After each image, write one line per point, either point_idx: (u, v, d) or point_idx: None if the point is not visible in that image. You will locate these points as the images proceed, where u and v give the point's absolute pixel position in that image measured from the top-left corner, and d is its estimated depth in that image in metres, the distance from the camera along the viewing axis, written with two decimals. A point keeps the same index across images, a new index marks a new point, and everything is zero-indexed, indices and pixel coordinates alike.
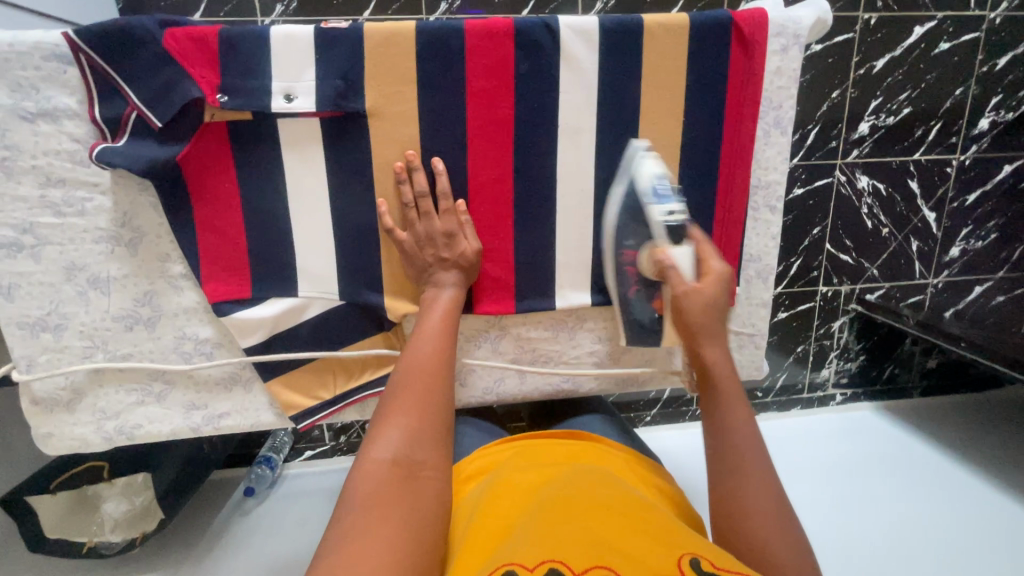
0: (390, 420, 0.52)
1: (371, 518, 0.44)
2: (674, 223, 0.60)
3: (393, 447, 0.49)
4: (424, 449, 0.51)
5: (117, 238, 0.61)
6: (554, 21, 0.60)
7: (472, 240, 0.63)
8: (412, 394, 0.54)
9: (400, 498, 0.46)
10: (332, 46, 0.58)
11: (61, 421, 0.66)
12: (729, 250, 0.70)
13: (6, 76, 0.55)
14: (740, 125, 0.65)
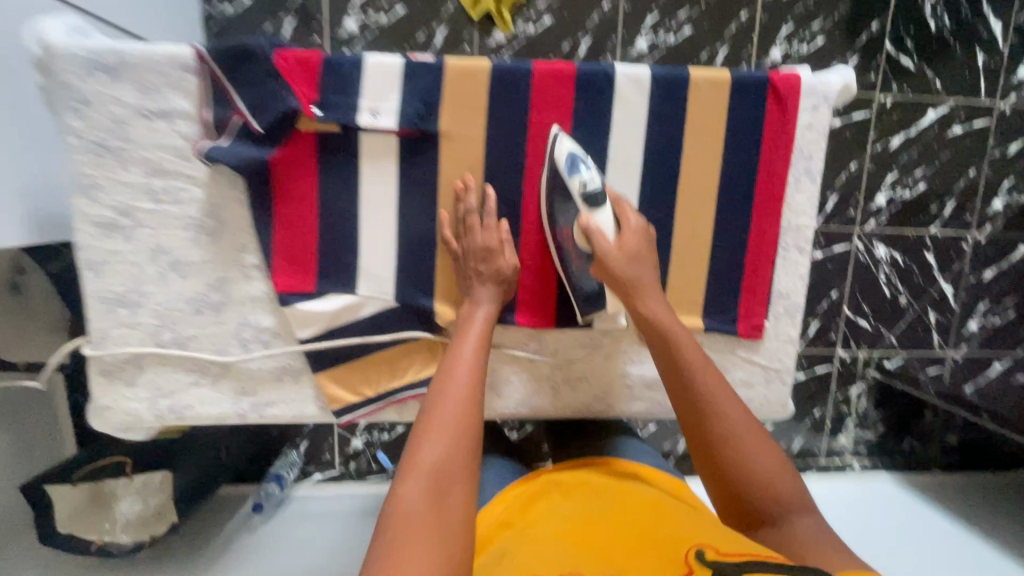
0: (428, 444, 0.55)
1: (429, 541, 0.49)
2: (592, 188, 0.63)
3: (439, 473, 0.54)
4: (457, 467, 0.55)
5: (203, 227, 0.67)
6: (612, 68, 0.68)
7: (509, 258, 0.67)
8: (448, 415, 0.58)
9: (435, 517, 0.51)
10: (416, 74, 0.66)
11: (120, 395, 0.70)
12: (758, 285, 0.75)
13: (137, 79, 0.63)
14: (773, 171, 0.72)
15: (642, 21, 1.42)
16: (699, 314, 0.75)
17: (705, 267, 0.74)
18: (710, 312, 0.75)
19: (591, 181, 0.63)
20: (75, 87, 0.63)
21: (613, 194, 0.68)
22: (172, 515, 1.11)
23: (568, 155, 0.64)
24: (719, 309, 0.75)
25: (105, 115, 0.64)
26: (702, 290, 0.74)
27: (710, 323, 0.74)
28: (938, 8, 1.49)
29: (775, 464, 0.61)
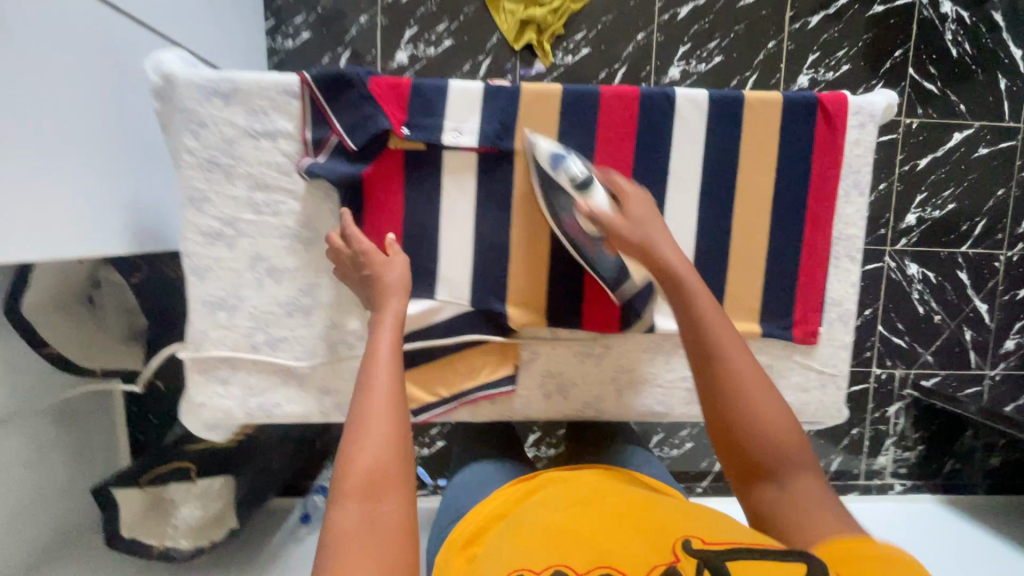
0: (358, 434, 0.51)
1: (360, 556, 0.45)
2: (582, 176, 0.67)
3: (369, 466, 0.49)
4: (383, 456, 0.50)
5: (299, 236, 0.73)
6: (673, 91, 0.74)
7: (382, 269, 0.65)
8: (377, 401, 0.53)
9: (367, 520, 0.47)
10: (494, 97, 0.72)
11: (214, 393, 0.75)
12: (812, 292, 0.78)
13: (247, 103, 0.70)
14: (824, 183, 0.76)
15: (675, 50, 1.51)
16: (756, 319, 0.79)
17: (761, 274, 0.78)
18: (767, 318, 0.79)
19: (579, 170, 0.67)
20: (192, 111, 0.70)
21: (601, 173, 0.71)
22: (231, 519, 1.16)
23: (547, 152, 0.69)
24: (775, 314, 0.79)
25: (217, 135, 0.71)
26: (758, 296, 0.78)
27: (766, 328, 0.78)
28: (958, 37, 1.56)
29: (789, 422, 0.56)
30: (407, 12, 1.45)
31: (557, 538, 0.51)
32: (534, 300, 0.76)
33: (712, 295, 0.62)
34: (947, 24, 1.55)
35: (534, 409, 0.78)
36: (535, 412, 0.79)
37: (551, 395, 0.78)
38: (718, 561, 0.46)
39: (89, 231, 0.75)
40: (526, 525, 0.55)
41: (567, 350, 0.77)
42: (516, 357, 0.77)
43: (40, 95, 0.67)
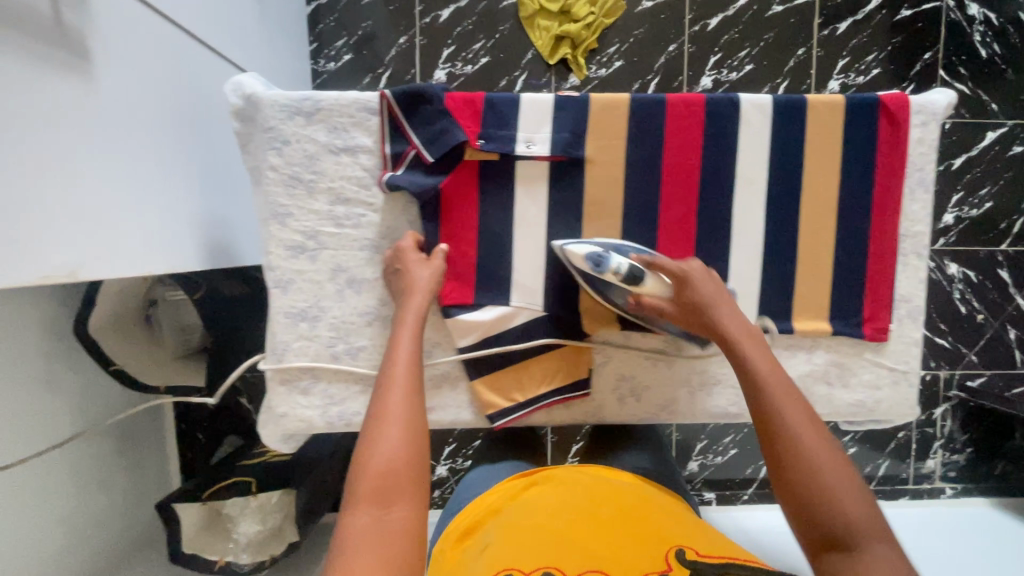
0: (379, 437, 0.58)
1: (372, 537, 0.52)
2: (625, 270, 0.68)
3: (384, 466, 0.56)
4: (395, 451, 0.57)
5: (377, 248, 0.75)
6: (737, 97, 0.76)
7: (428, 271, 0.71)
8: (394, 408, 0.60)
9: (384, 506, 0.54)
10: (564, 108, 0.74)
11: (295, 403, 0.76)
12: (883, 289, 0.79)
13: (328, 121, 0.73)
14: (890, 182, 0.77)
15: (705, 60, 1.54)
16: (826, 318, 0.79)
17: (830, 273, 0.78)
18: (836, 317, 0.79)
19: (621, 266, 0.68)
20: (276, 129, 0.73)
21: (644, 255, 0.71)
22: (289, 534, 1.18)
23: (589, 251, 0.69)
24: (845, 313, 0.79)
25: (300, 152, 0.73)
26: (828, 295, 0.79)
27: (837, 326, 0.78)
28: (987, 38, 1.58)
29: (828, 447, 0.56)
30: (444, 33, 1.50)
31: (552, 544, 0.61)
32: (606, 304, 0.77)
33: (775, 360, 0.64)
34: (975, 26, 1.57)
35: (608, 413, 0.79)
36: (609, 415, 0.79)
37: (624, 398, 0.79)
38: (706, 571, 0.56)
39: (172, 247, 0.78)
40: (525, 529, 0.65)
41: (639, 353, 0.78)
42: (589, 361, 0.78)
43: (128, 122, 0.71)
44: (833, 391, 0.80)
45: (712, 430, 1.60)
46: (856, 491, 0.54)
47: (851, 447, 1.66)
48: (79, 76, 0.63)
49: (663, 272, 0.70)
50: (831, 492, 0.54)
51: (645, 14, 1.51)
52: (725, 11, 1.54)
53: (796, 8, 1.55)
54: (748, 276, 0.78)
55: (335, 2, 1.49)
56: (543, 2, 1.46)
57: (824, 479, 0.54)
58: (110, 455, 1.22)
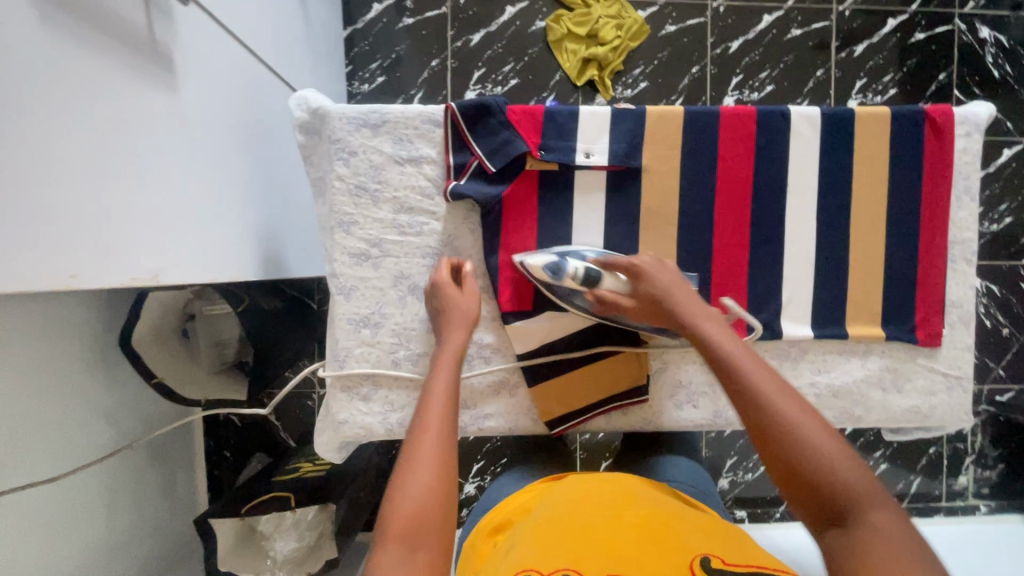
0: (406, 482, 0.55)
1: None
2: (583, 270, 0.70)
3: (414, 512, 0.53)
4: (423, 497, 0.54)
5: (439, 255, 0.77)
6: (787, 109, 0.78)
7: (473, 305, 0.72)
8: (426, 453, 0.57)
9: (405, 551, 0.51)
10: (621, 119, 0.77)
11: (356, 409, 0.77)
12: (935, 295, 0.80)
13: (394, 133, 0.76)
14: (937, 190, 0.79)
15: (728, 81, 1.59)
16: (879, 324, 0.80)
17: (882, 280, 0.80)
18: (889, 322, 0.80)
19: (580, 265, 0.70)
20: (342, 141, 0.75)
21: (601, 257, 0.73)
22: (325, 552, 1.16)
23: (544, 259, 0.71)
24: (898, 318, 0.80)
25: (366, 162, 0.76)
26: (880, 301, 0.80)
27: (891, 331, 0.79)
28: (998, 59, 1.64)
29: (811, 418, 0.54)
30: (476, 55, 1.56)
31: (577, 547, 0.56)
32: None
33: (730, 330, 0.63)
34: (987, 48, 1.63)
35: (664, 419, 0.79)
36: (666, 422, 0.79)
37: (681, 404, 0.79)
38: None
39: (237, 255, 0.80)
40: (547, 525, 0.61)
41: (696, 359, 0.79)
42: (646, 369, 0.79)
43: (203, 134, 0.73)
44: (889, 396, 0.81)
45: (743, 446, 1.59)
46: (846, 457, 0.51)
47: (883, 464, 1.66)
48: (165, 89, 0.66)
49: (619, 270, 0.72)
50: (826, 459, 0.51)
51: (668, 37, 1.57)
52: (746, 34, 1.59)
53: (814, 31, 1.60)
54: (800, 282, 0.79)
55: (370, 27, 1.54)
56: (571, 27, 1.51)
57: (804, 442, 0.52)
58: (145, 470, 1.21)
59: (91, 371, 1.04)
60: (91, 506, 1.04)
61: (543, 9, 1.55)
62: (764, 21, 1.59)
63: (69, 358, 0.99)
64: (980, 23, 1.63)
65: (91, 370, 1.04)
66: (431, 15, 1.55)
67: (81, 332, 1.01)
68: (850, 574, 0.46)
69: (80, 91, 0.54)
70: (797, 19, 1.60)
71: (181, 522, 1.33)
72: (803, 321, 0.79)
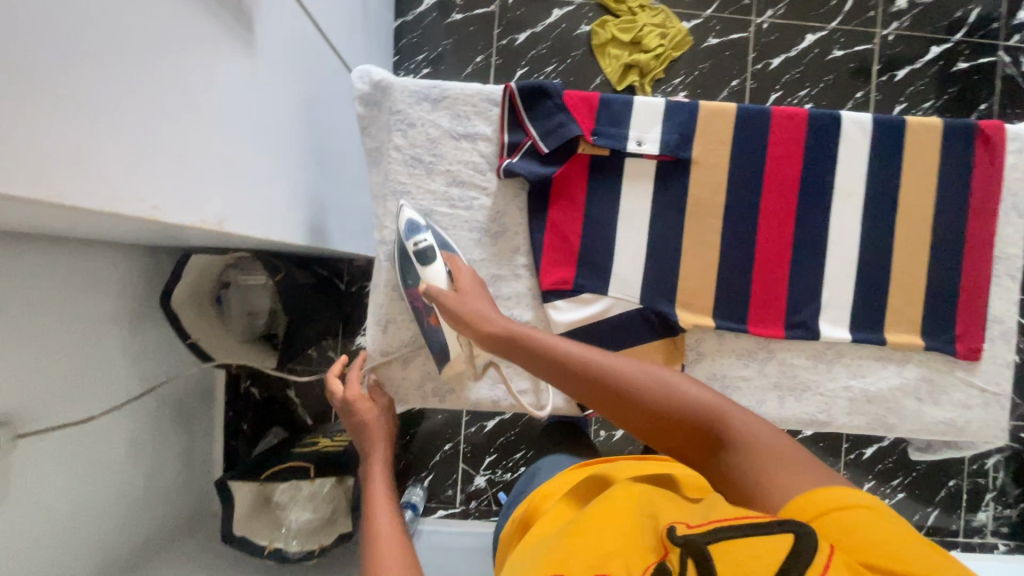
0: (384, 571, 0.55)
1: None
2: (422, 247, 0.72)
3: None
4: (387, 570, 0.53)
5: (486, 231, 0.79)
6: (838, 113, 0.79)
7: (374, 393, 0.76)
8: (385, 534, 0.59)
9: None
10: (675, 111, 0.78)
11: (392, 374, 0.78)
12: (977, 308, 0.79)
13: (453, 108, 0.78)
14: (984, 203, 0.79)
15: (767, 97, 1.61)
16: (918, 333, 0.80)
17: (924, 288, 0.80)
18: (928, 332, 0.80)
19: (425, 242, 0.72)
20: (403, 113, 0.78)
21: (448, 253, 0.74)
22: (338, 527, 1.15)
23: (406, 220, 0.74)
24: (938, 329, 0.80)
25: (424, 135, 0.78)
26: (921, 310, 0.79)
27: (930, 341, 0.79)
28: None
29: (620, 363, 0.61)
30: (520, 54, 1.59)
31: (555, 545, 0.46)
32: (701, 300, 0.79)
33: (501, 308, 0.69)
34: None
35: None
36: None
37: None
38: (703, 543, 0.38)
39: (286, 218, 0.82)
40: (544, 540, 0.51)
41: (731, 353, 0.79)
42: (681, 357, 0.79)
43: (269, 96, 0.76)
44: (924, 406, 0.80)
45: None
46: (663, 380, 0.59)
47: (899, 493, 1.63)
48: (242, 48, 0.68)
49: (454, 264, 0.72)
50: (658, 391, 0.58)
51: (710, 50, 1.60)
52: (787, 52, 1.61)
53: (856, 54, 1.61)
54: (841, 285, 0.80)
55: (420, 19, 1.58)
56: (616, 33, 1.54)
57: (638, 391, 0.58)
58: (167, 430, 1.23)
59: (128, 326, 1.07)
60: (115, 457, 1.06)
61: (589, 14, 1.58)
62: (807, 40, 1.61)
63: (110, 310, 1.02)
64: None
65: (128, 326, 1.07)
66: (480, 12, 1.59)
67: (122, 286, 1.04)
68: (750, 474, 0.50)
69: (173, 37, 0.57)
70: (840, 40, 1.61)
71: (194, 487, 1.34)
72: (841, 323, 0.79)
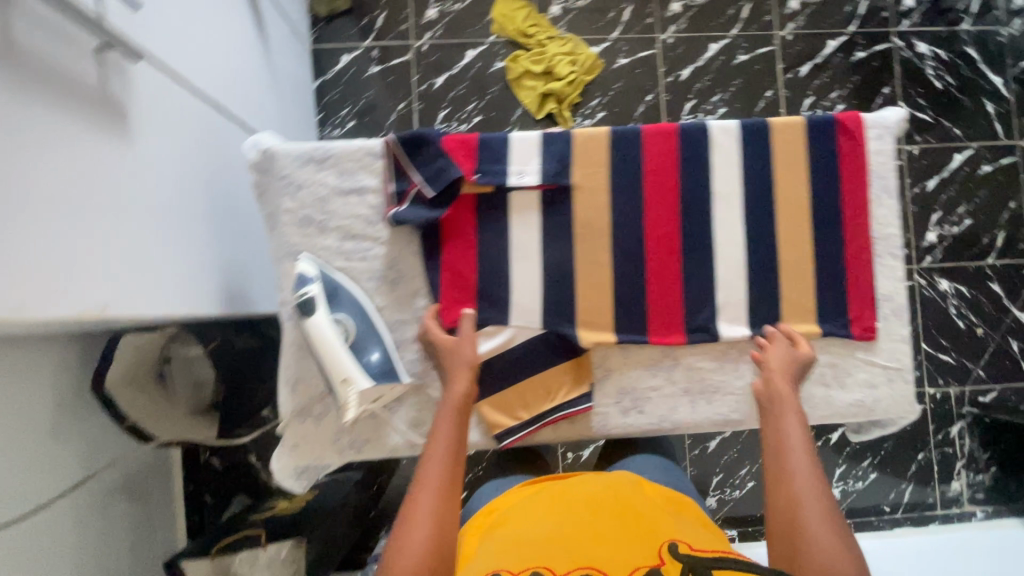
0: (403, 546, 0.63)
1: None
2: (305, 297, 0.71)
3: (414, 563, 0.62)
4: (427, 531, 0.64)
5: (384, 278, 0.80)
6: (706, 123, 0.83)
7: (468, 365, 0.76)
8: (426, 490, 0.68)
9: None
10: (551, 142, 0.82)
11: (308, 431, 0.79)
12: (865, 290, 0.83)
13: (338, 166, 0.81)
14: (855, 190, 0.83)
15: (682, 107, 1.67)
16: (815, 320, 0.82)
17: (814, 277, 0.83)
18: (824, 318, 0.83)
19: (308, 293, 0.71)
20: (290, 177, 0.81)
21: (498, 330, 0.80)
22: None
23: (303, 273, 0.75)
24: (834, 313, 0.82)
25: (312, 195, 0.80)
26: (814, 298, 0.82)
27: (827, 326, 0.82)
28: (940, 72, 1.72)
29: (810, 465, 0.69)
30: (439, 97, 1.64)
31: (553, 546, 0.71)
32: (601, 317, 0.81)
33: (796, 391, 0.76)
34: (927, 62, 1.72)
35: (612, 425, 0.81)
36: (614, 428, 0.81)
37: (627, 410, 0.81)
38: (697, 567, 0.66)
39: (189, 290, 0.83)
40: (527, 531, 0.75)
41: (637, 365, 0.81)
42: (588, 376, 0.81)
43: (155, 179, 0.78)
44: (832, 390, 0.83)
45: (729, 463, 1.58)
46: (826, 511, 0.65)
47: (872, 474, 1.64)
48: (114, 136, 0.71)
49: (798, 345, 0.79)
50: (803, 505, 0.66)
51: (622, 70, 1.66)
52: (695, 62, 1.68)
53: (760, 56, 1.69)
54: (735, 285, 0.82)
55: (339, 76, 1.64)
56: (528, 66, 1.60)
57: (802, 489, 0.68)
58: (119, 514, 1.21)
59: (64, 415, 1.06)
60: (59, 552, 1.03)
61: (501, 51, 1.64)
62: (712, 49, 1.69)
63: (41, 403, 1.01)
64: (917, 39, 1.72)
65: (65, 415, 1.06)
66: (396, 62, 1.64)
67: (52, 376, 1.03)
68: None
69: (35, 137, 0.59)
70: (743, 46, 1.69)
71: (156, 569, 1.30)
72: (741, 321, 0.82)
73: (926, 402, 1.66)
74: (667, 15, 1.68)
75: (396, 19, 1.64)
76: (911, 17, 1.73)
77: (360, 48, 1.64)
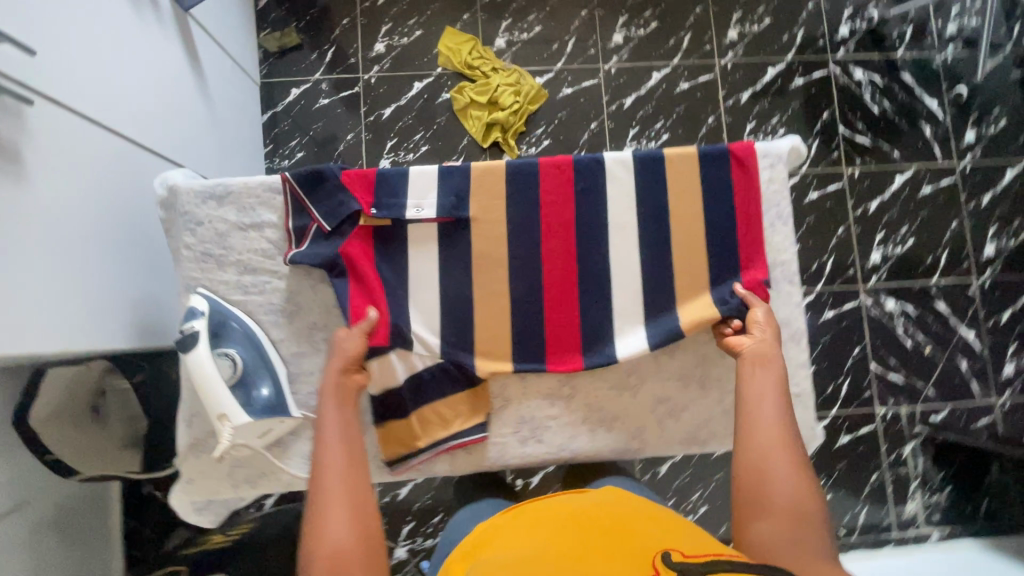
0: (324, 522, 0.62)
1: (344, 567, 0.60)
2: (185, 335, 0.71)
3: (335, 550, 0.60)
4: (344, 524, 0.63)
5: (282, 311, 0.81)
6: (601, 156, 0.85)
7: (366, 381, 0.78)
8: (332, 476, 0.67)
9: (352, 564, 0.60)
10: (449, 176, 0.83)
11: (201, 467, 0.78)
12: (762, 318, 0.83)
13: (237, 202, 0.82)
14: (750, 219, 0.84)
15: (626, 133, 1.71)
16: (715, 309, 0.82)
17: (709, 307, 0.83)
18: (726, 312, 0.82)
19: (191, 329, 0.72)
20: (191, 214, 0.82)
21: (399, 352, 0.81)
22: None
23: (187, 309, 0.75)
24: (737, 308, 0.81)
25: (212, 231, 0.82)
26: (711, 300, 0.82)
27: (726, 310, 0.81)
28: (876, 96, 1.77)
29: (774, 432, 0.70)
30: (388, 127, 1.68)
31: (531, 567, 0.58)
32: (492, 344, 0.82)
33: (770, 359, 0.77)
34: (864, 87, 1.77)
35: (509, 455, 0.82)
36: (512, 458, 0.83)
37: (526, 439, 0.82)
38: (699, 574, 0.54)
39: (93, 325, 0.83)
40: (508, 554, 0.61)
41: (536, 394, 0.82)
42: (484, 405, 0.82)
43: (57, 216, 0.79)
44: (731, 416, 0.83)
45: (680, 488, 1.56)
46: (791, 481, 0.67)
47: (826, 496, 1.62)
48: (7, 175, 0.71)
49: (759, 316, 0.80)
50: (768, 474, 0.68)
51: (566, 99, 1.70)
52: (638, 90, 1.72)
53: (701, 84, 1.74)
54: (632, 314, 0.83)
55: (289, 108, 1.67)
56: (473, 96, 1.64)
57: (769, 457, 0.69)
58: (50, 555, 1.18)
59: None
60: None
61: (447, 82, 1.68)
62: (654, 78, 1.73)
63: None
64: (854, 66, 1.78)
65: None
66: (346, 94, 1.68)
67: None
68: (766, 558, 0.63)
69: None
70: (685, 74, 1.74)
71: None
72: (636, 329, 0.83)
73: (876, 422, 1.65)
74: (609, 46, 1.73)
75: (345, 53, 1.69)
76: (847, 45, 1.78)
77: (309, 81, 1.68)
